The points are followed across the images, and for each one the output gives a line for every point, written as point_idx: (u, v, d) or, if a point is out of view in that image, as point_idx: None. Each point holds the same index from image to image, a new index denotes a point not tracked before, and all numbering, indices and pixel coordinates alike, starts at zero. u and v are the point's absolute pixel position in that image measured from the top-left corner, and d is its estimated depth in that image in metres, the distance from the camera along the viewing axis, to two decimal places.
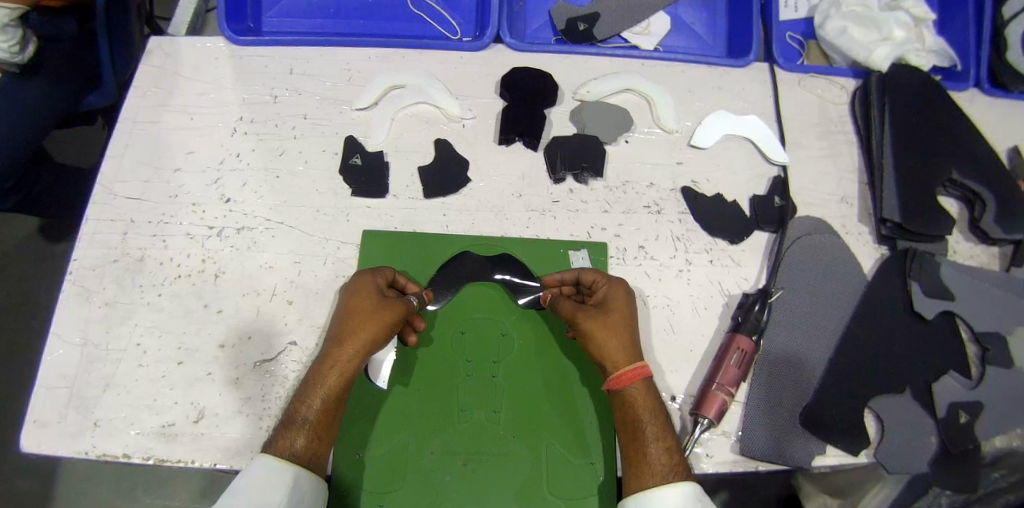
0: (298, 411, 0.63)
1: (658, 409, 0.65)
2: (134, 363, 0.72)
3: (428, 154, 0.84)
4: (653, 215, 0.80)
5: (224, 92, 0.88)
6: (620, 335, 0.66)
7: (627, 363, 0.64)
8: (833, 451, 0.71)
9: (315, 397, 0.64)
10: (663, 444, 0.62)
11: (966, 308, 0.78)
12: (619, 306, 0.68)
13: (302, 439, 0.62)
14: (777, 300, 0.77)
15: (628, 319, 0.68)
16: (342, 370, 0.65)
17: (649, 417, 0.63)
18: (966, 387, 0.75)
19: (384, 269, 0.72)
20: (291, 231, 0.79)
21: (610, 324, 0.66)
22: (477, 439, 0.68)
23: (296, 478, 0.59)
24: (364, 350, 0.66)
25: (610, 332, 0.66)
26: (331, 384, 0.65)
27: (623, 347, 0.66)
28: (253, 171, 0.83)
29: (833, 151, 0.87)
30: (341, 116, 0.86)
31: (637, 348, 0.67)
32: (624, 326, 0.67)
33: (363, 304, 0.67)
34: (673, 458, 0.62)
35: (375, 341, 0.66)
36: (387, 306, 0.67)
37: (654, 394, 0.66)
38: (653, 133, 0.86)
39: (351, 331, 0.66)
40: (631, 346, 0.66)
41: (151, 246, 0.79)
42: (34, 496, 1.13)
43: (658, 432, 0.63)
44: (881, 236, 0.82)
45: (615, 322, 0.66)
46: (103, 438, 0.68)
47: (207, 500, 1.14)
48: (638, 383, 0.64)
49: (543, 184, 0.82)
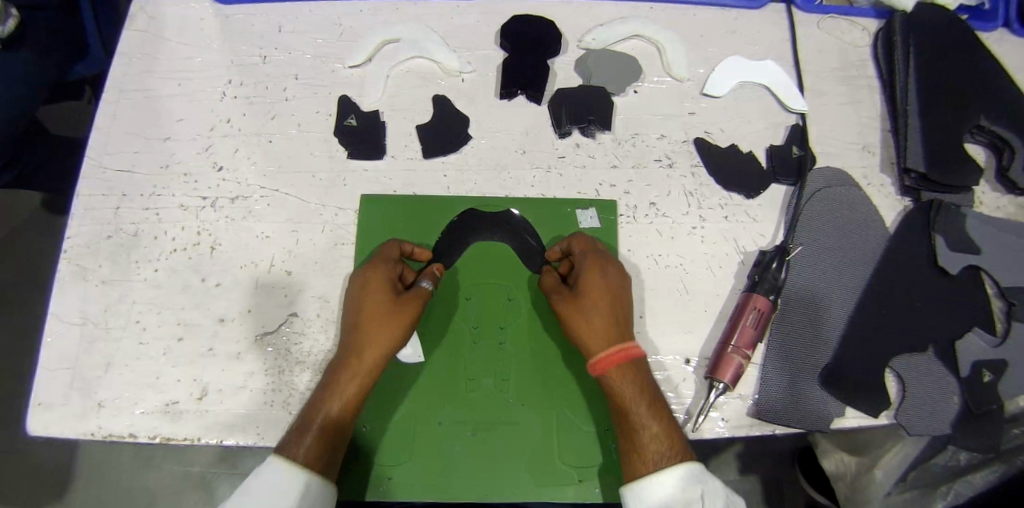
0: (315, 416, 0.60)
1: (647, 392, 0.62)
2: (135, 341, 0.70)
3: (426, 111, 0.79)
4: (665, 170, 0.76)
5: (212, 54, 0.84)
6: (593, 318, 0.63)
7: (608, 348, 0.61)
8: (852, 413, 0.69)
9: (334, 402, 0.61)
10: (652, 433, 0.60)
11: (993, 261, 0.75)
12: (591, 286, 0.65)
13: (320, 442, 0.59)
14: (796, 257, 0.73)
15: (602, 298, 0.64)
16: (365, 375, 0.62)
17: (635, 403, 0.60)
18: (991, 345, 0.72)
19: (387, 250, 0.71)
20: (286, 198, 0.76)
21: (578, 309, 0.64)
22: (486, 408, 0.66)
23: (306, 486, 0.57)
24: (387, 350, 0.63)
25: (581, 318, 0.63)
26: (353, 385, 0.61)
27: (601, 330, 0.63)
28: (244, 137, 0.80)
29: (854, 97, 0.83)
30: (333, 75, 0.82)
31: (620, 329, 0.63)
32: (595, 307, 0.63)
33: (378, 300, 0.64)
34: (671, 443, 0.60)
35: (395, 340, 0.63)
36: (402, 301, 0.65)
37: (645, 377, 0.63)
38: (664, 82, 0.81)
39: (368, 333, 0.63)
40: (617, 326, 0.63)
41: (145, 220, 0.76)
42: (53, 468, 1.14)
43: (650, 419, 0.60)
44: (904, 187, 0.78)
45: (589, 306, 0.64)
46: (109, 418, 0.67)
47: (226, 464, 1.16)
48: (620, 368, 0.61)
49: (548, 139, 0.77)
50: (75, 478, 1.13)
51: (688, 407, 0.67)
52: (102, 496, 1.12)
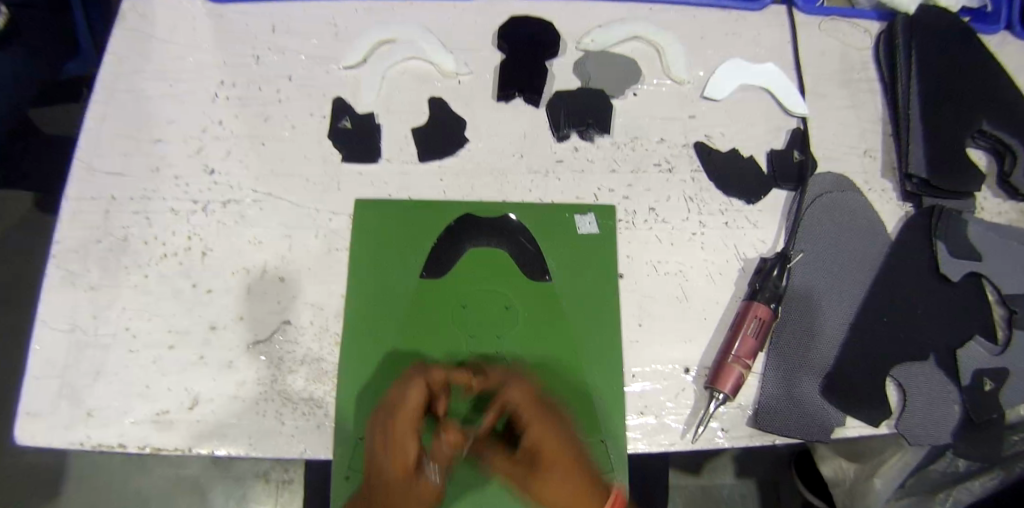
0: None
1: None
2: (124, 348, 0.69)
3: (421, 114, 0.77)
4: (664, 174, 0.75)
5: (204, 54, 0.82)
6: (564, 480, 0.58)
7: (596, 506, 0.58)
8: (853, 423, 0.68)
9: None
10: None
11: (995, 268, 0.74)
12: (546, 441, 0.60)
13: None
14: (797, 265, 0.72)
15: (560, 452, 0.60)
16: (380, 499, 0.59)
17: None
18: (992, 353, 0.71)
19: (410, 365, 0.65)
20: (279, 202, 0.74)
21: (547, 478, 0.58)
22: (482, 418, 0.64)
23: None
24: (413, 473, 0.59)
25: (556, 495, 0.57)
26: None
27: (573, 496, 0.58)
28: (237, 139, 0.78)
29: (856, 101, 0.82)
30: (327, 76, 0.80)
31: (589, 481, 0.59)
32: (558, 471, 0.58)
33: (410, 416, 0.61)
34: None
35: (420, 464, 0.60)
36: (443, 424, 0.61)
37: None
38: (664, 84, 0.79)
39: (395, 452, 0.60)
40: (581, 471, 0.59)
41: (135, 225, 0.74)
42: (48, 470, 1.16)
43: None
44: (907, 192, 0.77)
45: (553, 474, 0.58)
46: (99, 428, 0.66)
47: (220, 468, 1.18)
48: None
49: (546, 143, 0.76)
50: (69, 480, 1.16)
51: (688, 417, 0.65)
52: (99, 496, 1.15)
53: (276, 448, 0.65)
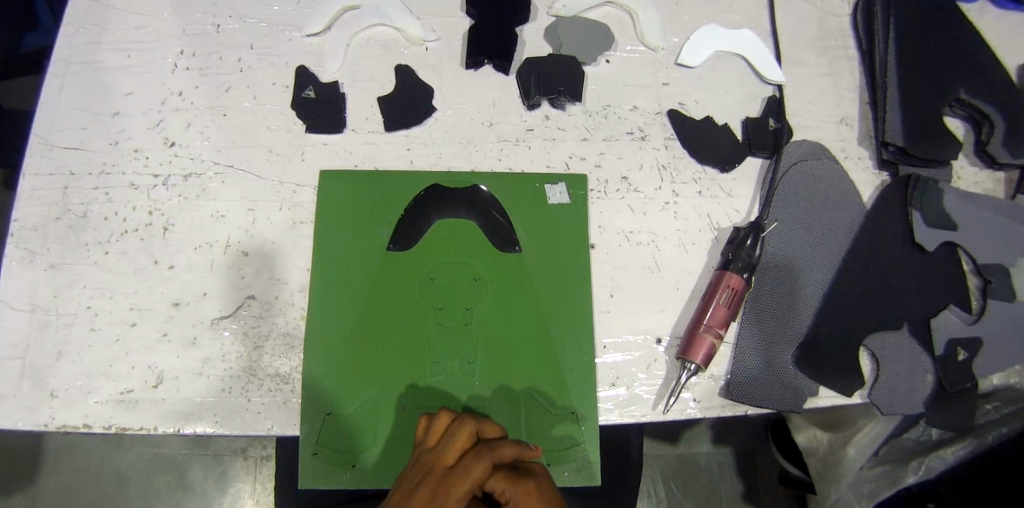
0: None
1: None
2: (86, 327, 0.67)
3: (388, 83, 0.75)
4: (637, 143, 0.73)
5: (163, 24, 0.79)
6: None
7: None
8: (826, 393, 0.68)
9: None
10: None
11: (970, 237, 0.74)
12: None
13: None
14: (771, 234, 0.70)
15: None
16: None
17: None
18: (967, 323, 0.71)
19: (463, 428, 0.54)
20: (242, 175, 0.72)
21: None
22: (451, 392, 0.63)
23: None
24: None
25: None
26: None
27: None
28: (198, 111, 0.75)
29: (833, 69, 0.80)
30: (290, 44, 0.77)
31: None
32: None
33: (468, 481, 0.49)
34: None
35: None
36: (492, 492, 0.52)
37: None
38: (637, 51, 0.77)
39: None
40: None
41: (95, 201, 0.71)
42: (25, 452, 1.15)
43: None
44: (883, 160, 0.76)
45: None
46: (63, 409, 0.64)
47: (199, 446, 1.17)
48: None
49: (516, 112, 0.74)
50: (45, 461, 1.15)
51: (660, 387, 0.65)
52: (78, 475, 1.14)
53: (243, 425, 0.64)
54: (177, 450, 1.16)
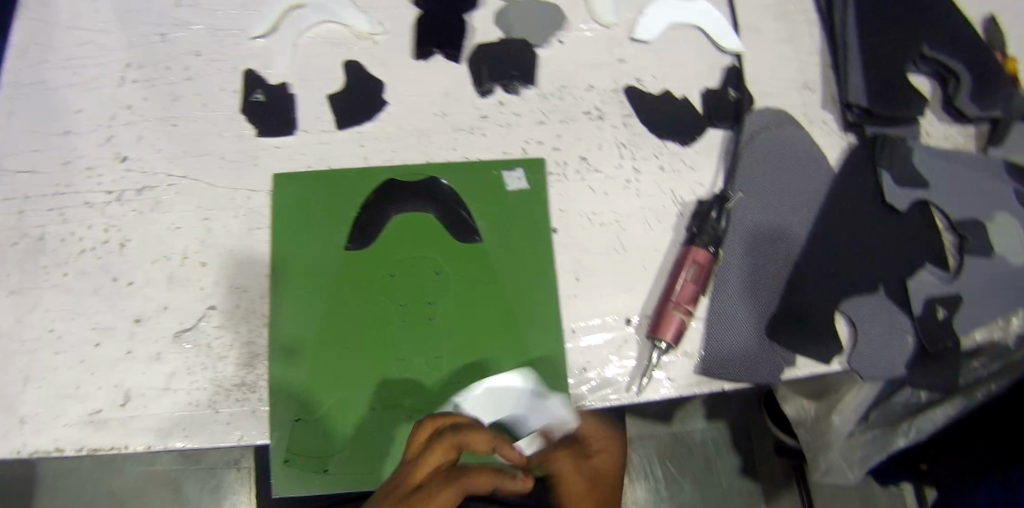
0: None
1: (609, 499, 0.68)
2: (50, 351, 0.65)
3: (338, 80, 0.73)
4: (595, 122, 0.72)
5: (108, 38, 0.77)
6: None
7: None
8: (804, 363, 0.66)
9: None
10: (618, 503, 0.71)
11: (943, 194, 0.72)
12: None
13: None
14: (736, 205, 0.69)
15: None
16: None
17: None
18: (945, 281, 0.70)
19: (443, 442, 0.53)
20: (196, 184, 0.70)
21: None
22: (419, 389, 0.62)
23: None
24: None
25: None
26: None
27: None
28: (148, 123, 0.73)
29: (791, 34, 0.79)
30: (237, 48, 0.75)
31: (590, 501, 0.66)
32: None
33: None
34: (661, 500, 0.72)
35: None
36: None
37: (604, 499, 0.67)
38: (590, 29, 0.76)
39: None
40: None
41: (51, 222, 0.69)
42: (18, 480, 1.14)
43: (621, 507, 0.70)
44: (848, 123, 0.75)
45: None
46: (33, 434, 0.62)
47: (192, 461, 1.16)
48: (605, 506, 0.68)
49: (469, 99, 0.72)
50: (38, 488, 1.13)
51: (633, 369, 0.64)
52: (72, 500, 1.13)
53: (213, 437, 0.62)
54: (169, 466, 1.15)
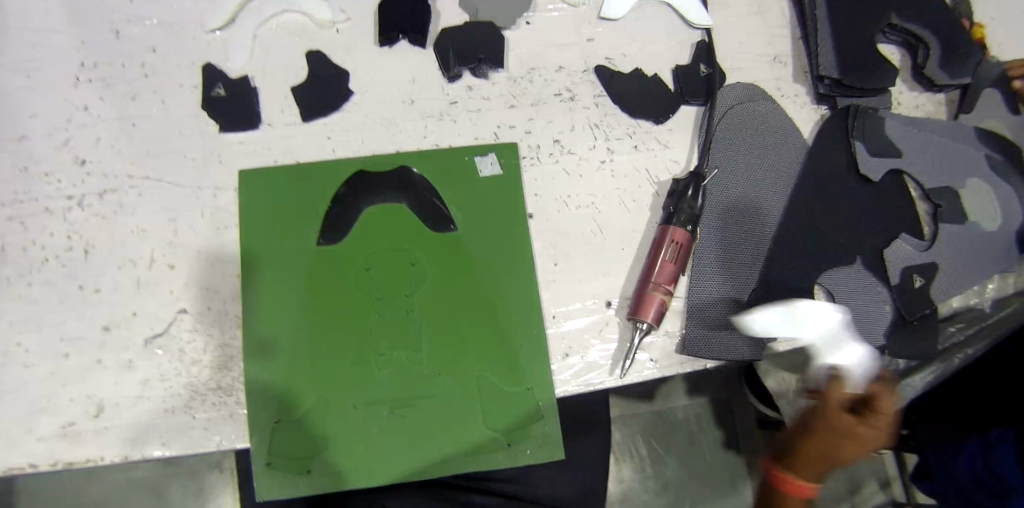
0: None
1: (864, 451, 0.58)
2: (17, 365, 0.63)
3: (302, 71, 0.71)
4: (566, 104, 0.71)
5: (58, 35, 0.72)
6: None
7: None
8: (784, 337, 0.67)
9: None
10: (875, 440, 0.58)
11: (916, 163, 0.73)
12: None
13: None
14: (711, 182, 0.69)
15: None
16: None
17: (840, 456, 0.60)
18: (920, 248, 0.71)
19: None
20: (160, 185, 0.68)
21: None
22: (400, 383, 0.61)
23: None
24: None
25: None
26: None
27: None
28: (105, 123, 0.70)
29: (762, 6, 0.78)
30: (193, 42, 0.72)
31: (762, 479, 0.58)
32: None
33: None
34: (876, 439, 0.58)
35: None
36: None
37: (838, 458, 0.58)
38: (559, 9, 0.74)
39: None
40: None
41: (10, 232, 0.66)
42: None
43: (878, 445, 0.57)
44: (819, 95, 0.75)
45: None
46: (5, 452, 0.60)
47: (173, 465, 1.13)
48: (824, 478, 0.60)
49: (437, 85, 0.71)
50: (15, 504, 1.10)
51: (616, 352, 0.63)
52: None
53: (191, 443, 0.61)
54: (150, 472, 1.13)
